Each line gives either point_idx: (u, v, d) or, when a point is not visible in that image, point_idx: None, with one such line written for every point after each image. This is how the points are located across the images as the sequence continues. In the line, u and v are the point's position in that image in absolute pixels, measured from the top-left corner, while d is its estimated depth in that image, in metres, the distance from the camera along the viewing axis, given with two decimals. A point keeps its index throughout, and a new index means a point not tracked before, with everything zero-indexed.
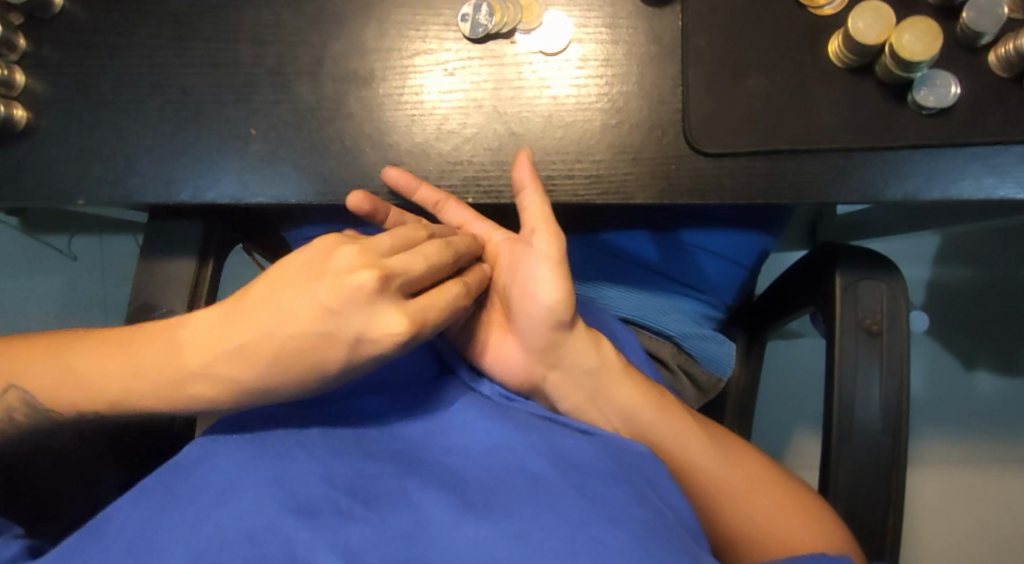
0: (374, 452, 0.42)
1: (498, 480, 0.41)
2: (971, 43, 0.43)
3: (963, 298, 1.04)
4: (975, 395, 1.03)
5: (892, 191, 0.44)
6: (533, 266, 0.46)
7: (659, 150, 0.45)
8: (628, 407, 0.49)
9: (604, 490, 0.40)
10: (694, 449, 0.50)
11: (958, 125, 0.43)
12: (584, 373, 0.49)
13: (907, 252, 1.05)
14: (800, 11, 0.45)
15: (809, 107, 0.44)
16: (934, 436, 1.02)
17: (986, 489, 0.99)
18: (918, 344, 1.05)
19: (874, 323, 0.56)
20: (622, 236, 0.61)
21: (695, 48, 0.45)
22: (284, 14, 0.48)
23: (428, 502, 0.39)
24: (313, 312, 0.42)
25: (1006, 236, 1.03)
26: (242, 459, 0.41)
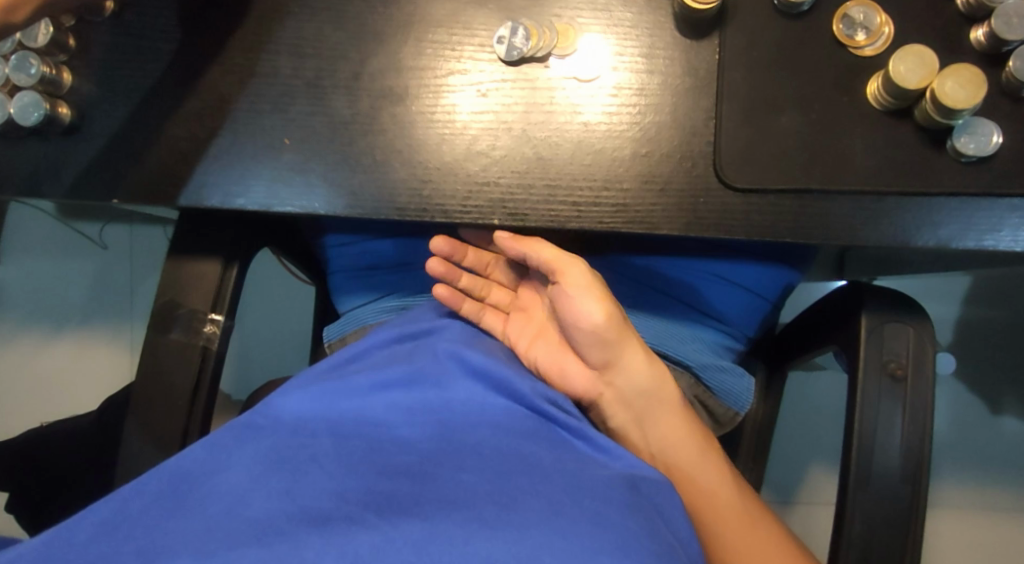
0: (385, 467, 0.40)
1: (513, 496, 0.39)
2: (1016, 93, 0.42)
3: (992, 341, 1.02)
4: (1001, 442, 1.00)
5: (927, 238, 0.43)
6: (570, 299, 0.50)
7: (687, 182, 0.45)
8: (666, 438, 0.52)
9: (617, 519, 0.38)
10: (707, 475, 0.51)
11: (997, 175, 0.42)
12: (637, 391, 0.52)
13: (936, 289, 1.03)
14: (841, 50, 0.44)
15: (845, 149, 0.43)
16: (956, 481, 0.99)
17: (1006, 538, 0.97)
18: (944, 386, 1.02)
19: (899, 367, 0.55)
20: (636, 262, 0.61)
21: (730, 82, 0.45)
22: (323, 27, 0.49)
23: (441, 518, 0.37)
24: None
25: None
26: (258, 467, 0.40)
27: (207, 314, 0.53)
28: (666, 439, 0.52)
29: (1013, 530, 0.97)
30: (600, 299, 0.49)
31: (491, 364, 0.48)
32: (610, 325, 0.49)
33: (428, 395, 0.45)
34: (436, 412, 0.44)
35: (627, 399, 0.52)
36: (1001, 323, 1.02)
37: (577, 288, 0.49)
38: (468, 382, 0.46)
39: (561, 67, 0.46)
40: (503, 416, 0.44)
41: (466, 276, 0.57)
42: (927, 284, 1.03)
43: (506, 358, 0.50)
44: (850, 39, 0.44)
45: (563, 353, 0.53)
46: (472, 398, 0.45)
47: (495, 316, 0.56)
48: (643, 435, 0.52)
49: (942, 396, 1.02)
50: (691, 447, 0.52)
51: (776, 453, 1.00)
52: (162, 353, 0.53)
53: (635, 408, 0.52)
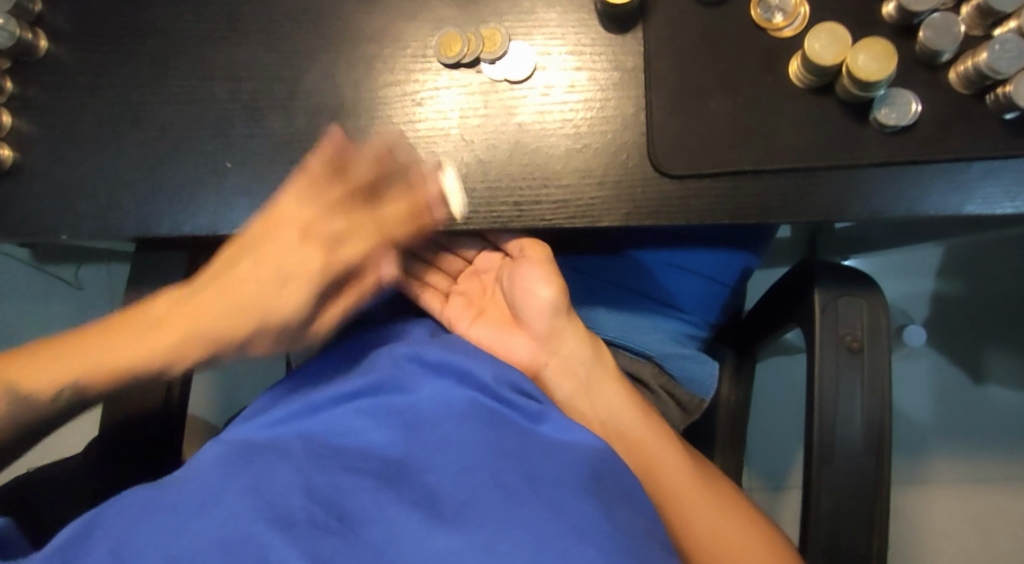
0: (353, 465, 0.41)
1: (471, 492, 0.39)
2: (932, 61, 0.43)
3: (967, 311, 1.03)
4: (985, 411, 1.01)
5: (859, 209, 0.44)
6: (523, 274, 0.52)
7: (624, 173, 0.46)
8: (616, 412, 0.51)
9: (574, 505, 0.38)
10: (664, 455, 0.51)
11: (922, 142, 0.43)
12: (581, 360, 0.53)
13: (909, 264, 1.05)
14: (759, 33, 0.45)
15: (772, 128, 0.44)
16: (945, 454, 1.00)
17: (1000, 507, 0.98)
18: (925, 359, 1.04)
19: (855, 340, 0.56)
20: (594, 256, 0.62)
21: (657, 73, 0.46)
22: (258, 50, 0.49)
23: (399, 515, 0.38)
24: (320, 215, 0.47)
25: (1010, 247, 1.03)
26: (224, 467, 0.40)
27: None
28: (613, 410, 0.52)
29: (998, 499, 0.98)
30: (550, 275, 0.52)
31: (452, 353, 0.47)
32: (561, 299, 0.52)
33: (392, 399, 0.44)
34: (399, 413, 0.44)
35: (574, 368, 0.53)
36: (969, 293, 1.03)
37: (533, 263, 0.52)
38: (432, 379, 0.45)
39: (493, 71, 0.47)
40: (467, 407, 0.43)
41: (407, 259, 0.57)
42: (898, 259, 1.05)
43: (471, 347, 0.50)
44: (768, 22, 0.45)
45: (510, 332, 0.55)
46: (435, 389, 0.44)
47: (434, 296, 0.56)
48: (591, 406, 0.52)
49: (917, 370, 1.03)
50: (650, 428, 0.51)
51: (759, 439, 1.00)
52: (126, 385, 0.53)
53: (579, 377, 0.52)
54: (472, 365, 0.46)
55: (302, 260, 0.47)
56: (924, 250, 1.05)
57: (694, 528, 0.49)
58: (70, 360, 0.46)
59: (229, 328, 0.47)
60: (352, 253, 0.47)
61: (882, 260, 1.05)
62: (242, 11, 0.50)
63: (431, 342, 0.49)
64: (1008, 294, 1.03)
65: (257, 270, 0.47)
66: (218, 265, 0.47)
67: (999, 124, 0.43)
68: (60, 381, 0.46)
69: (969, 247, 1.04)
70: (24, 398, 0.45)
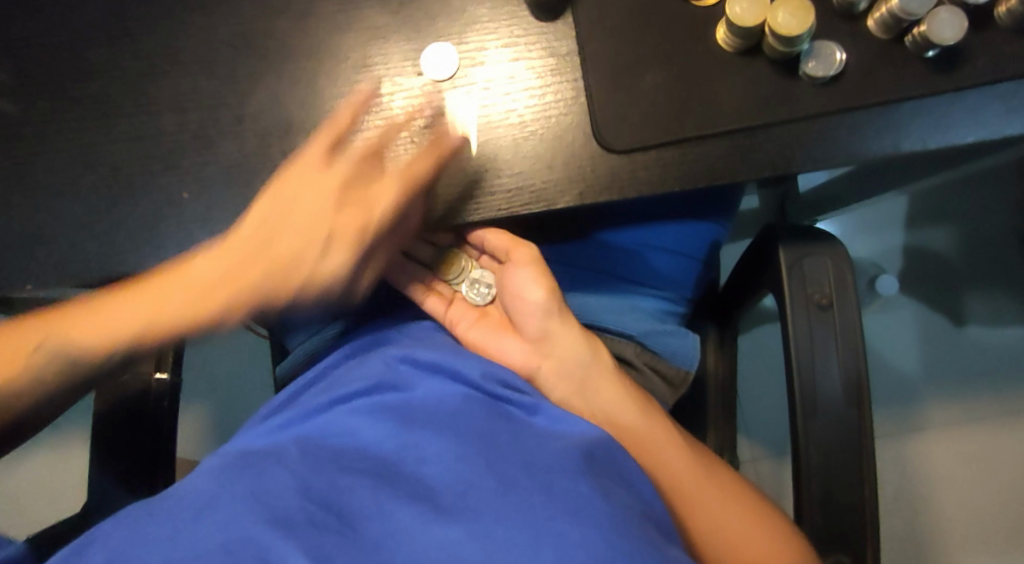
0: (350, 464, 0.42)
1: (468, 482, 0.40)
2: (849, 11, 0.45)
3: (938, 257, 1.06)
4: (969, 353, 1.03)
5: (803, 163, 0.45)
6: (516, 275, 0.54)
7: (573, 154, 0.47)
8: (610, 407, 0.52)
9: (570, 486, 0.39)
10: (653, 437, 0.51)
11: (851, 89, 0.45)
12: (573, 361, 0.53)
13: (878, 218, 1.07)
14: (682, 4, 0.47)
15: (708, 94, 0.46)
16: (937, 400, 1.02)
17: (998, 444, 0.99)
18: (905, 309, 1.06)
19: (824, 297, 0.57)
20: (563, 243, 0.64)
21: (591, 54, 0.47)
22: (201, 81, 0.50)
23: (399, 508, 0.39)
24: (326, 202, 0.47)
25: (969, 190, 1.06)
26: (223, 475, 0.42)
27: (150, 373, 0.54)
28: (608, 409, 0.52)
29: (993, 437, 1.00)
30: (541, 275, 0.54)
31: (442, 355, 0.49)
32: (552, 299, 0.54)
33: (388, 396, 0.46)
34: (395, 408, 0.45)
35: (567, 369, 0.53)
36: (937, 239, 1.06)
37: (522, 263, 0.54)
38: (428, 379, 0.47)
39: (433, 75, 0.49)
40: (460, 403, 0.44)
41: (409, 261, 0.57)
42: (865, 214, 1.07)
43: (454, 347, 0.52)
44: None
45: (507, 333, 0.56)
46: (431, 388, 0.46)
47: (436, 297, 0.57)
48: (586, 403, 0.53)
49: (898, 322, 1.05)
50: (637, 415, 0.52)
51: (753, 410, 1.02)
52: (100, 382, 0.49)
53: (575, 379, 0.53)
54: (460, 369, 0.47)
55: (291, 253, 0.48)
56: (887, 203, 1.07)
57: (691, 501, 0.50)
58: (119, 316, 0.46)
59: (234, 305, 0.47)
60: (333, 264, 0.48)
61: (847, 219, 1.07)
62: (181, 45, 0.51)
63: (420, 345, 0.51)
64: (974, 235, 1.05)
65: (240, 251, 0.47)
66: (188, 271, 0.47)
67: (921, 62, 0.44)
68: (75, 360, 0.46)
69: (930, 194, 1.07)
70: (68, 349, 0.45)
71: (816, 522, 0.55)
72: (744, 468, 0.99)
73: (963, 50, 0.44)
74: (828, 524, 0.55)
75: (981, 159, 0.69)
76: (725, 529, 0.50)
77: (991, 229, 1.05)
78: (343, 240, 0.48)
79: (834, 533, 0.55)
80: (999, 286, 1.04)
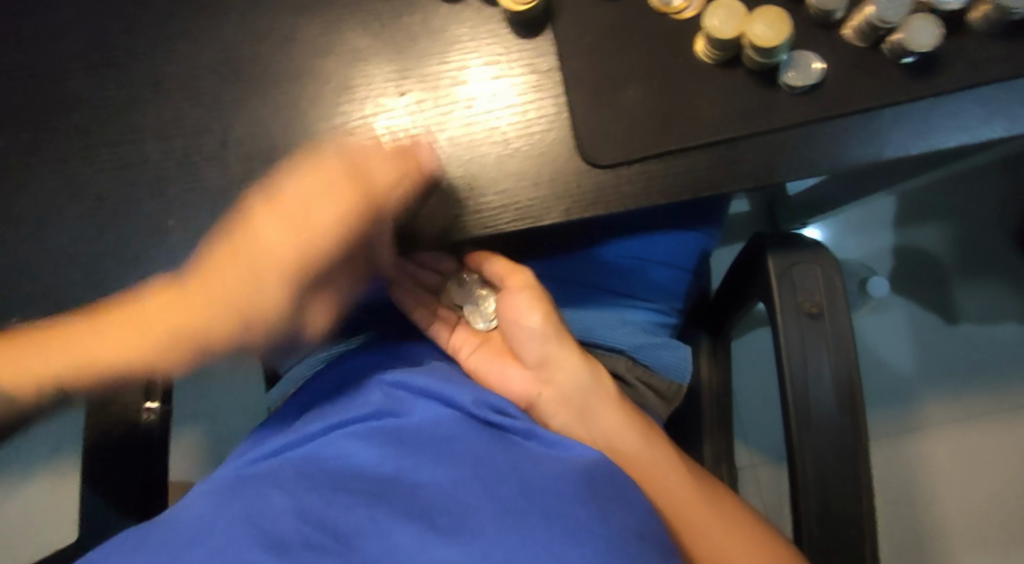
0: (347, 485, 0.42)
1: (466, 504, 0.40)
2: (826, 21, 0.46)
3: (930, 257, 1.06)
4: (965, 352, 1.03)
5: (786, 174, 0.45)
6: (512, 302, 0.53)
7: (557, 170, 0.47)
8: (609, 431, 0.52)
9: (569, 510, 0.39)
10: (650, 456, 0.52)
11: (831, 98, 0.45)
12: (573, 386, 0.53)
13: (869, 219, 1.07)
14: (661, 18, 0.47)
15: (689, 107, 0.46)
16: (935, 400, 1.02)
17: (997, 443, 0.99)
18: (899, 310, 1.06)
19: (814, 305, 0.58)
20: (553, 257, 0.64)
21: (573, 70, 0.47)
22: (184, 108, 0.50)
23: (396, 529, 0.39)
24: (273, 224, 0.40)
25: (957, 189, 1.07)
26: (219, 498, 0.41)
27: (143, 404, 0.55)
28: (609, 433, 0.52)
29: (991, 435, 1.00)
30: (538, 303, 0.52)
31: (436, 377, 0.48)
32: (551, 326, 0.53)
33: (383, 419, 0.45)
34: (391, 430, 0.45)
35: (568, 395, 0.53)
36: (928, 239, 1.06)
37: (517, 290, 0.52)
38: (423, 401, 0.46)
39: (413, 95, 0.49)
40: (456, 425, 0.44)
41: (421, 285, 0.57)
42: (856, 217, 1.07)
43: (449, 370, 0.52)
44: (668, 7, 0.47)
45: (508, 358, 0.55)
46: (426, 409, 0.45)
47: (441, 323, 0.56)
48: (586, 427, 0.53)
49: (892, 323, 1.06)
50: (636, 437, 0.52)
51: (750, 416, 1.01)
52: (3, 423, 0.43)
53: (574, 403, 0.53)
54: (455, 392, 0.47)
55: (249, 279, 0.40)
56: (876, 205, 1.07)
57: (689, 516, 0.51)
58: (0, 361, 0.41)
59: (171, 350, 0.39)
60: (276, 296, 0.40)
61: (835, 223, 1.08)
62: (163, 72, 0.51)
63: (415, 366, 0.50)
64: (963, 234, 1.06)
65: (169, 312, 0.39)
66: (174, 291, 0.40)
67: (899, 70, 0.45)
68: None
69: (919, 195, 1.07)
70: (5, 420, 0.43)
71: (814, 530, 0.55)
72: (743, 475, 0.99)
73: (940, 56, 0.45)
74: (826, 532, 0.55)
75: (965, 159, 0.69)
76: (721, 545, 0.50)
77: (981, 227, 1.06)
78: (291, 265, 0.40)
79: (832, 541, 0.55)
80: (991, 284, 1.04)
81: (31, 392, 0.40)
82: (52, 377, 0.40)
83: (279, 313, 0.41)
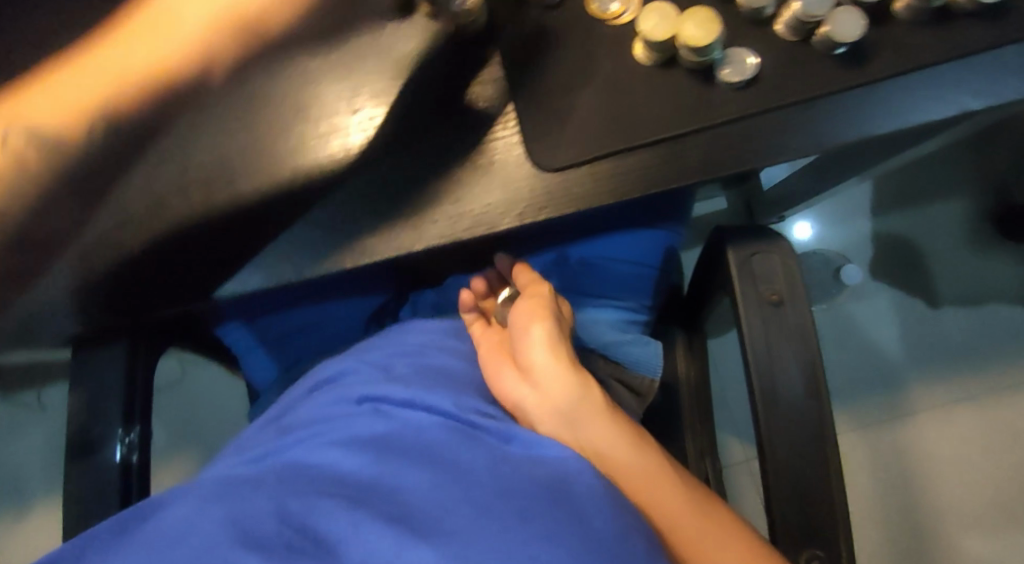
0: (327, 490, 0.42)
1: (445, 508, 0.40)
2: (757, 18, 0.47)
3: (906, 241, 1.08)
4: (948, 333, 1.05)
5: (730, 167, 0.46)
6: (524, 311, 0.56)
7: (508, 177, 0.49)
8: (599, 444, 0.50)
9: (546, 513, 0.40)
10: (635, 471, 0.50)
11: (768, 91, 0.47)
12: (565, 396, 0.51)
13: (846, 207, 1.09)
14: (599, 24, 0.49)
15: (633, 107, 0.47)
16: (923, 383, 1.03)
17: (985, 422, 1.00)
18: (879, 296, 1.07)
19: (774, 293, 0.59)
20: (545, 259, 0.68)
21: (518, 79, 0.49)
22: None
23: (373, 532, 0.39)
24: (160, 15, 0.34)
25: (928, 173, 1.08)
26: (201, 504, 0.42)
27: (117, 429, 0.58)
28: (599, 441, 0.50)
29: (976, 413, 1.01)
30: (546, 317, 0.55)
31: (418, 393, 0.50)
32: (554, 335, 0.54)
33: (366, 431, 0.47)
34: (374, 440, 0.46)
35: (557, 406, 0.51)
36: (902, 224, 1.08)
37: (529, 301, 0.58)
38: (406, 411, 0.49)
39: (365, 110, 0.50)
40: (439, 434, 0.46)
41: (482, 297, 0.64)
42: (833, 206, 1.09)
43: (426, 379, 0.53)
44: (605, 13, 0.49)
45: (505, 369, 0.55)
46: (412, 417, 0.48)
47: (480, 327, 0.62)
48: (578, 443, 0.50)
49: (872, 309, 1.07)
50: (627, 451, 0.50)
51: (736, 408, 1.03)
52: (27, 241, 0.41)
53: (565, 413, 0.51)
54: (439, 405, 0.49)
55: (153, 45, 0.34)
56: (852, 192, 1.09)
57: (681, 530, 0.48)
58: None
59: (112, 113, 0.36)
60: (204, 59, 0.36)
61: (812, 215, 1.10)
62: None
63: (397, 382, 0.52)
64: (937, 217, 1.07)
65: (92, 71, 0.34)
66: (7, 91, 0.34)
67: (831, 60, 0.46)
68: (45, 144, 0.36)
69: (891, 181, 1.09)
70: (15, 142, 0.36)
71: (787, 515, 0.56)
72: (733, 468, 1.00)
73: (869, 45, 0.46)
74: (799, 516, 0.56)
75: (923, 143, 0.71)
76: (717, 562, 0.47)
77: (954, 209, 1.07)
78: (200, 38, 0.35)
79: (805, 526, 0.55)
80: (970, 265, 1.06)
81: (35, 140, 0.36)
82: (127, 106, 0.36)
83: (289, 122, 0.44)
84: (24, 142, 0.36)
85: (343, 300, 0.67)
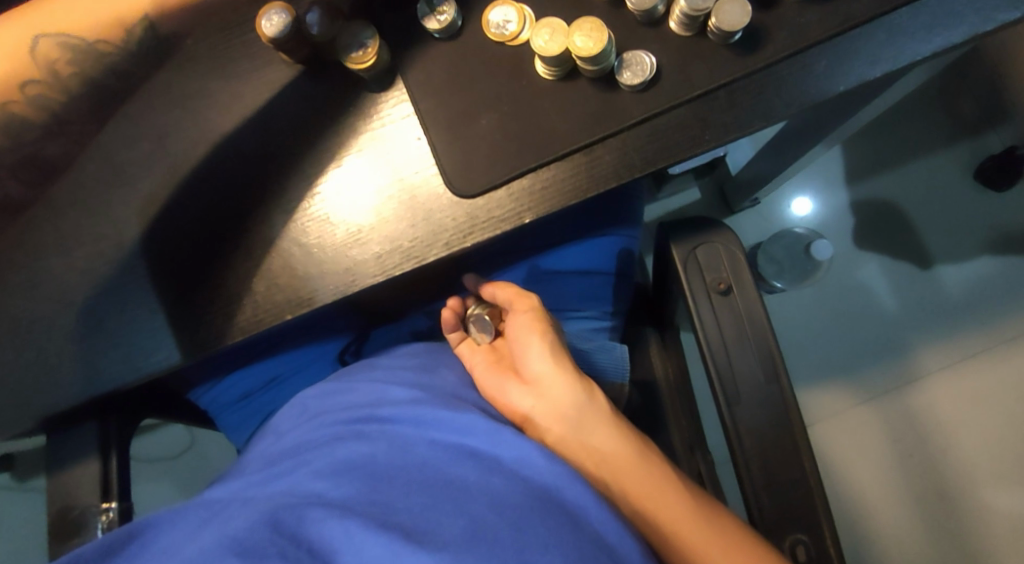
0: (321, 499, 0.42)
1: (439, 519, 0.41)
2: (651, 18, 0.48)
3: (885, 205, 1.06)
4: (942, 291, 1.03)
5: (639, 169, 0.47)
6: (518, 323, 0.55)
7: (428, 207, 0.49)
8: (604, 450, 0.49)
9: (536, 522, 0.41)
10: (637, 473, 0.49)
11: (670, 88, 0.47)
12: (568, 403, 0.51)
13: (817, 179, 1.08)
14: (500, 47, 0.49)
15: (541, 123, 0.48)
16: (926, 345, 1.01)
17: (989, 376, 0.99)
18: (866, 263, 1.05)
19: (722, 282, 0.59)
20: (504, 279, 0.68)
21: (426, 110, 0.50)
22: (76, 218, 0.52)
23: (369, 541, 0.39)
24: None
25: (896, 133, 1.07)
26: (194, 526, 0.43)
27: (98, 504, 0.56)
28: (603, 450, 0.49)
29: (980, 370, 0.99)
30: (541, 327, 0.54)
31: (406, 407, 0.50)
32: (550, 344, 0.53)
33: (358, 449, 0.46)
34: (365, 458, 0.46)
35: (562, 412, 0.51)
36: (877, 189, 1.07)
37: (523, 313, 0.55)
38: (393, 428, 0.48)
39: (283, 158, 0.51)
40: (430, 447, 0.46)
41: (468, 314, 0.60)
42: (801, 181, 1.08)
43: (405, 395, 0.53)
44: (504, 35, 0.49)
45: (504, 382, 0.54)
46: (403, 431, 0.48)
47: (468, 343, 0.60)
48: (580, 450, 0.50)
49: (860, 278, 1.05)
50: (630, 453, 0.49)
51: None
52: (26, 163, 0.48)
53: (570, 419, 0.50)
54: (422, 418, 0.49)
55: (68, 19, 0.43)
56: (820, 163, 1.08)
57: (677, 529, 0.47)
58: None
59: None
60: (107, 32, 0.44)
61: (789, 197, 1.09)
62: None
63: (381, 399, 0.52)
64: (911, 177, 1.06)
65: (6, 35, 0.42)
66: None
67: (727, 49, 0.47)
68: (65, 45, 0.43)
69: (860, 147, 1.08)
70: (41, 55, 0.43)
71: (765, 505, 0.55)
72: None
73: (763, 28, 0.47)
74: (776, 504, 0.55)
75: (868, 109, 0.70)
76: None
77: (927, 166, 1.06)
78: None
79: (784, 513, 0.54)
80: (952, 221, 1.04)
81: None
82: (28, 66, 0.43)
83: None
84: (54, 51, 0.43)
85: (307, 347, 0.67)
